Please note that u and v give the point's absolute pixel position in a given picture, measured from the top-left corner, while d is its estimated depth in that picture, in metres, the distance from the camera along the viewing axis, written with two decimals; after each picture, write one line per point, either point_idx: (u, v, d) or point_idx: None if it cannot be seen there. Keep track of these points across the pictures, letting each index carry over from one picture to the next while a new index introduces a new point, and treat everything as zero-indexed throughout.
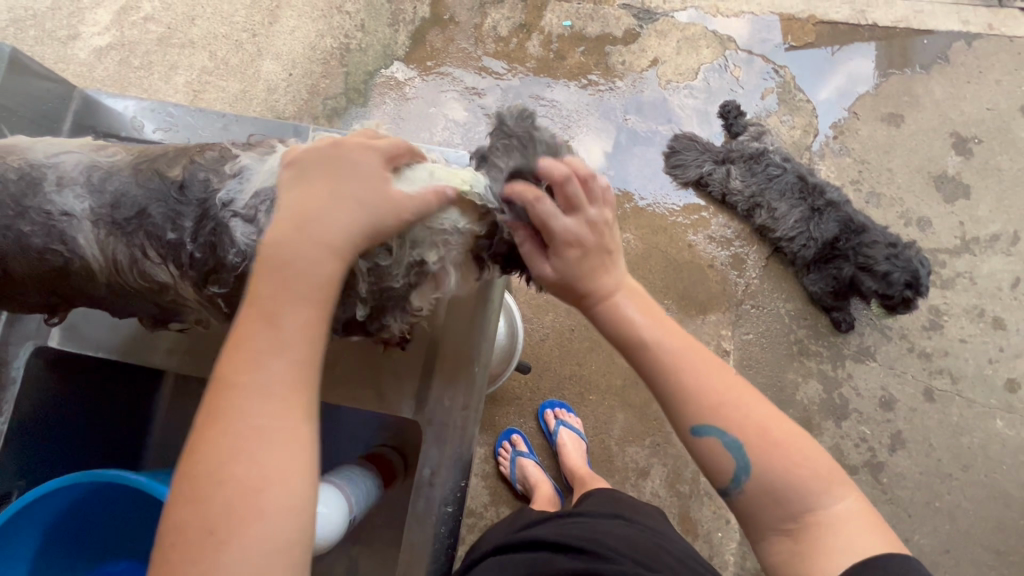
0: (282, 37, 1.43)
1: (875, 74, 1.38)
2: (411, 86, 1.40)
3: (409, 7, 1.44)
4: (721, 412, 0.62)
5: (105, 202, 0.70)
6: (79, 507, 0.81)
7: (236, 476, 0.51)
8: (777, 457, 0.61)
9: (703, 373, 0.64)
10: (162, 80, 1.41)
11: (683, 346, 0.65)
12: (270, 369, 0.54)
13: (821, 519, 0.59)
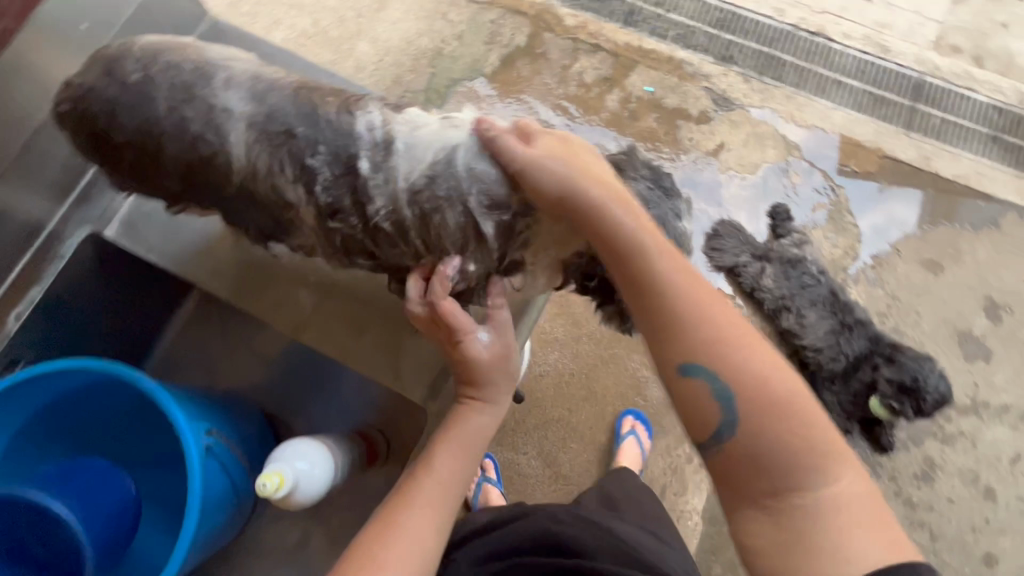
0: (384, 26, 1.50)
1: (916, 222, 1.41)
2: (488, 103, 1.46)
3: (508, 33, 1.51)
4: (716, 355, 0.67)
5: (264, 112, 0.73)
6: (77, 397, 0.83)
7: (379, 553, 0.72)
8: (767, 415, 0.65)
9: (710, 319, 0.68)
10: (262, 32, 1.47)
11: (689, 288, 0.70)
12: (435, 476, 0.79)
13: (807, 500, 0.64)
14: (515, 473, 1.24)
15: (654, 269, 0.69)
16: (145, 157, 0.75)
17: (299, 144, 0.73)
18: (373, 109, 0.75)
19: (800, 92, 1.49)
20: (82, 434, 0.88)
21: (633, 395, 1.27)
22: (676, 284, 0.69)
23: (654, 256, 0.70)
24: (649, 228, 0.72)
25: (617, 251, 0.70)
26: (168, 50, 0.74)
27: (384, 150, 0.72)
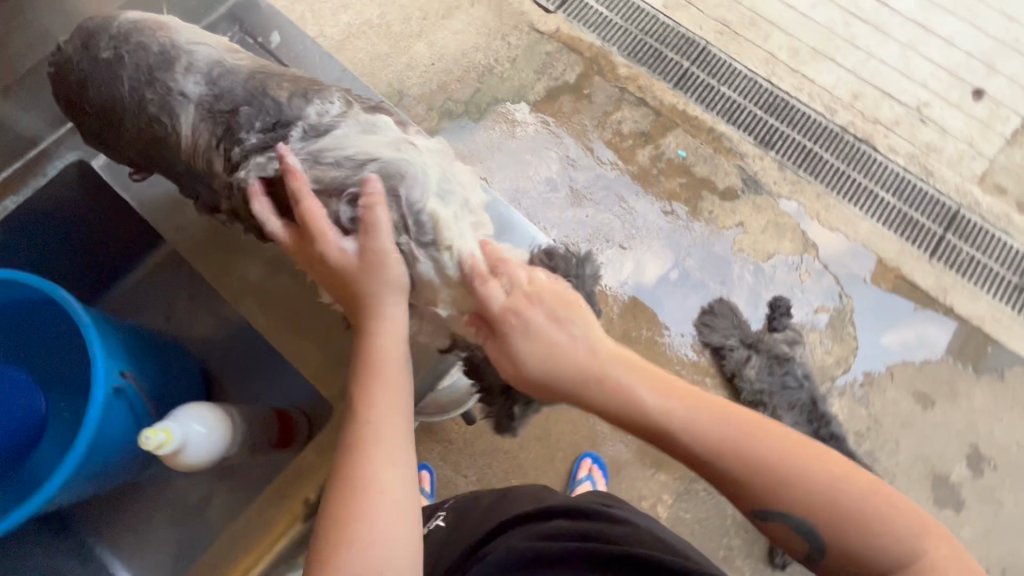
0: (445, 33, 1.55)
1: (943, 349, 1.37)
2: (523, 129, 1.49)
3: (560, 68, 1.54)
4: (781, 490, 0.61)
5: (216, 92, 0.77)
6: (6, 310, 0.76)
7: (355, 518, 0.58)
8: (847, 521, 0.59)
9: (750, 455, 0.63)
10: (331, 12, 1.54)
11: (718, 419, 0.65)
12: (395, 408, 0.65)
13: (929, 566, 0.56)
14: (449, 493, 1.23)
15: (675, 424, 0.65)
16: (110, 128, 0.84)
17: (236, 121, 0.76)
18: (321, 98, 0.77)
19: (831, 193, 1.47)
20: (4, 350, 0.81)
21: (587, 448, 1.26)
22: (700, 429, 0.64)
23: (665, 408, 0.66)
24: (642, 370, 0.69)
25: (629, 415, 0.67)
26: (142, 26, 0.81)
27: (310, 132, 0.74)
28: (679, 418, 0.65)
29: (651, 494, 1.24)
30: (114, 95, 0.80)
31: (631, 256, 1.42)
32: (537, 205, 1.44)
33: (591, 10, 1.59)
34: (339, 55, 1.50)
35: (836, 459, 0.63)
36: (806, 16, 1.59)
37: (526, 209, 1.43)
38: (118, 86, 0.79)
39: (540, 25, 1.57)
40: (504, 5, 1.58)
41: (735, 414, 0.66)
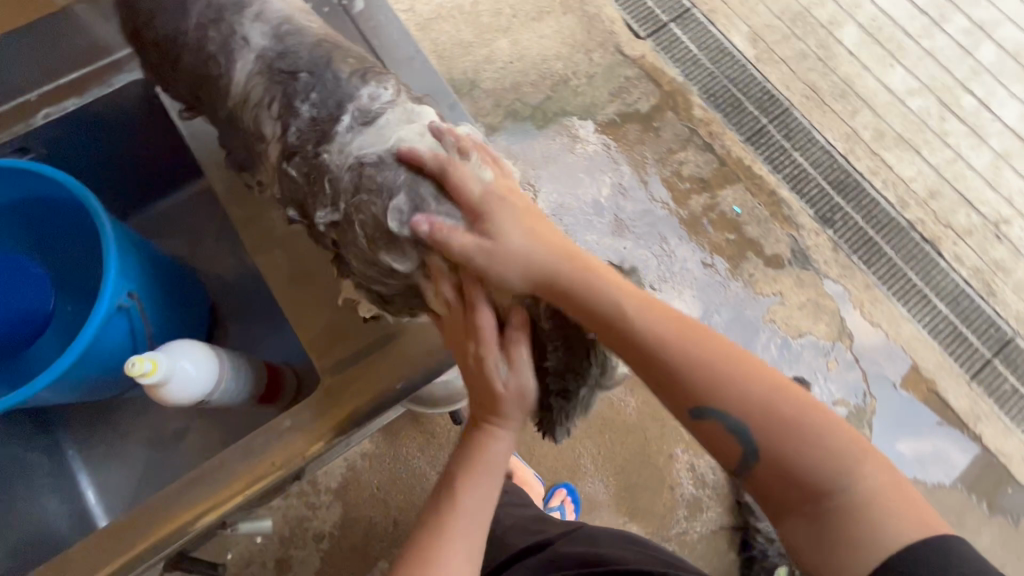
0: (531, 34, 1.55)
1: (962, 477, 1.29)
2: (583, 146, 1.47)
3: (635, 95, 1.52)
4: (727, 394, 0.60)
5: (279, 50, 0.69)
6: (47, 208, 0.77)
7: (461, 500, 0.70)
8: (790, 432, 0.58)
9: (691, 359, 0.61)
10: None
11: (669, 324, 0.62)
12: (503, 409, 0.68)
13: (845, 499, 0.55)
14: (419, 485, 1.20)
15: (621, 319, 0.61)
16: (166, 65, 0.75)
17: (291, 87, 0.67)
18: (380, 80, 0.68)
19: (882, 287, 1.41)
20: (39, 247, 0.82)
21: (565, 478, 1.23)
22: (648, 331, 0.61)
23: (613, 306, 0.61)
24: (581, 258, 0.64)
25: (578, 303, 0.61)
26: None
27: (360, 119, 0.65)
28: (626, 318, 0.61)
29: None
30: (167, 32, 0.72)
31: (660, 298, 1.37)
32: (578, 224, 1.41)
33: (682, 46, 1.57)
34: (424, 33, 1.52)
35: (766, 369, 0.62)
36: (900, 101, 1.52)
37: (565, 226, 1.41)
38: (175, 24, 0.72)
39: (627, 49, 1.55)
40: (596, 21, 1.57)
41: (678, 322, 0.63)
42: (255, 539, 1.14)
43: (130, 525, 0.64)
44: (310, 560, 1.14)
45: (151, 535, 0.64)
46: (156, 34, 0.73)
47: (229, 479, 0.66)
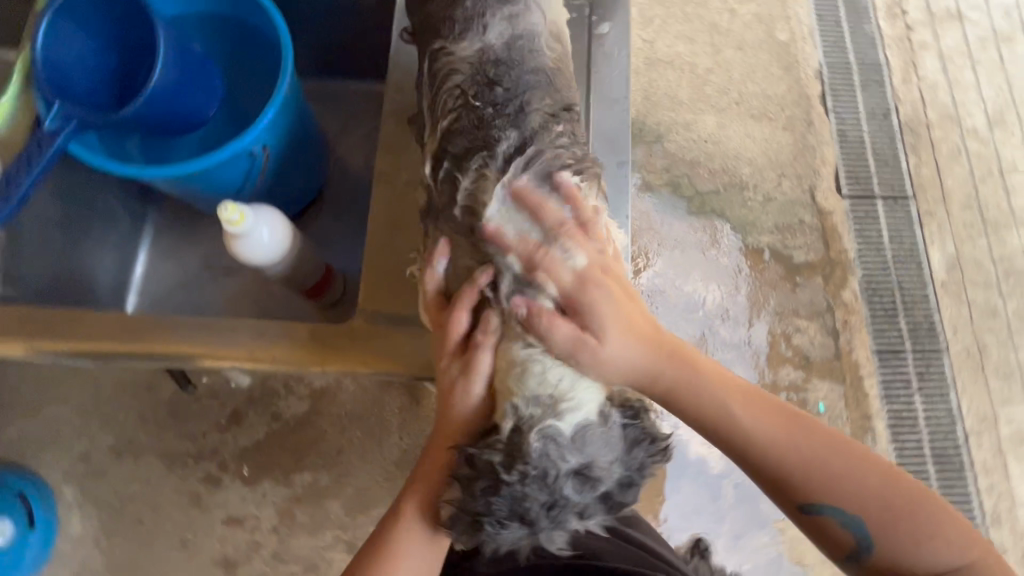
0: (739, 127, 1.49)
1: None
2: (716, 254, 1.40)
3: (796, 243, 1.42)
4: (838, 490, 0.62)
5: (504, 54, 0.66)
6: (264, 40, 0.87)
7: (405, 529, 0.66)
8: (895, 518, 0.62)
9: (791, 450, 0.63)
10: (675, 34, 1.53)
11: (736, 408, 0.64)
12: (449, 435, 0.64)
13: (932, 532, 0.61)
14: (378, 434, 1.22)
15: (723, 411, 0.64)
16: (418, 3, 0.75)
17: (485, 95, 0.65)
18: (563, 127, 0.66)
19: None
20: (230, 61, 0.91)
21: None
22: (756, 428, 0.63)
23: (698, 386, 0.64)
24: (636, 332, 0.63)
25: (679, 389, 0.64)
26: None
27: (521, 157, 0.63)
28: (727, 406, 0.63)
29: None
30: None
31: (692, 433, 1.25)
32: (663, 319, 1.36)
33: (875, 228, 1.44)
34: (648, 69, 1.50)
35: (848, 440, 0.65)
36: None
37: (650, 312, 1.37)
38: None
39: (819, 197, 1.46)
40: (808, 154, 1.49)
41: (767, 410, 0.64)
42: (230, 384, 1.21)
43: (162, 325, 0.70)
44: (258, 430, 1.21)
45: (127, 342, 0.69)
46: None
47: (241, 342, 0.70)
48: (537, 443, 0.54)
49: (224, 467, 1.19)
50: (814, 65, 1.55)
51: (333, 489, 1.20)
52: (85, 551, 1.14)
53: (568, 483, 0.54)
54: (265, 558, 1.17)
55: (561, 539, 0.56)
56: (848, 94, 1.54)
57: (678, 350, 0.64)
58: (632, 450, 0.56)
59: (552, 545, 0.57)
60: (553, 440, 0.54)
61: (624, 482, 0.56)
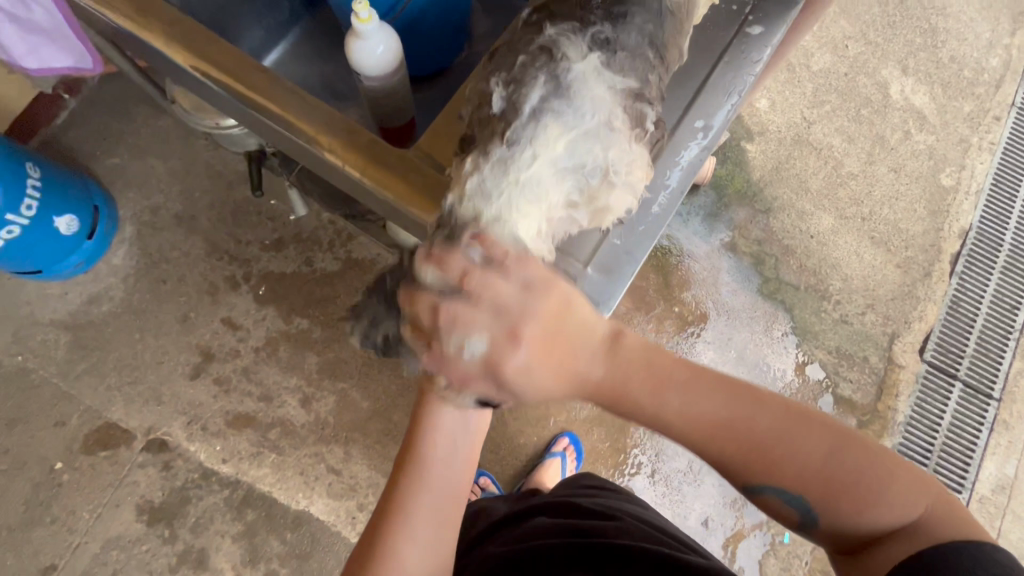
0: (854, 242, 1.41)
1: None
2: (762, 342, 1.37)
3: (849, 375, 1.36)
4: (780, 475, 0.48)
5: None
6: None
7: (399, 555, 0.56)
8: (848, 490, 0.48)
9: (726, 439, 0.48)
10: (840, 127, 1.48)
11: (642, 368, 0.45)
12: (439, 448, 0.56)
13: (879, 505, 0.47)
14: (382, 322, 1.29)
15: (651, 416, 0.46)
16: None
17: None
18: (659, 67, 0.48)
19: None
20: None
21: None
22: (680, 426, 0.47)
23: (622, 383, 0.45)
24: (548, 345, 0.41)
25: (612, 400, 0.46)
26: None
27: (599, 48, 0.44)
28: (654, 396, 0.46)
29: None
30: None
31: (649, 487, 1.27)
32: None
33: (939, 405, 1.34)
34: (794, 145, 1.46)
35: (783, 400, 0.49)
36: None
37: None
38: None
39: (897, 346, 1.37)
40: (909, 302, 1.39)
41: (696, 392, 0.47)
42: (290, 216, 1.33)
43: (243, 62, 0.59)
44: (290, 265, 1.31)
45: None
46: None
47: (305, 119, 0.58)
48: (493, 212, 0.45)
49: (248, 278, 1.30)
50: (964, 225, 1.44)
51: (319, 346, 1.28)
52: (112, 280, 1.28)
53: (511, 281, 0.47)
54: (237, 367, 1.26)
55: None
56: (984, 269, 1.42)
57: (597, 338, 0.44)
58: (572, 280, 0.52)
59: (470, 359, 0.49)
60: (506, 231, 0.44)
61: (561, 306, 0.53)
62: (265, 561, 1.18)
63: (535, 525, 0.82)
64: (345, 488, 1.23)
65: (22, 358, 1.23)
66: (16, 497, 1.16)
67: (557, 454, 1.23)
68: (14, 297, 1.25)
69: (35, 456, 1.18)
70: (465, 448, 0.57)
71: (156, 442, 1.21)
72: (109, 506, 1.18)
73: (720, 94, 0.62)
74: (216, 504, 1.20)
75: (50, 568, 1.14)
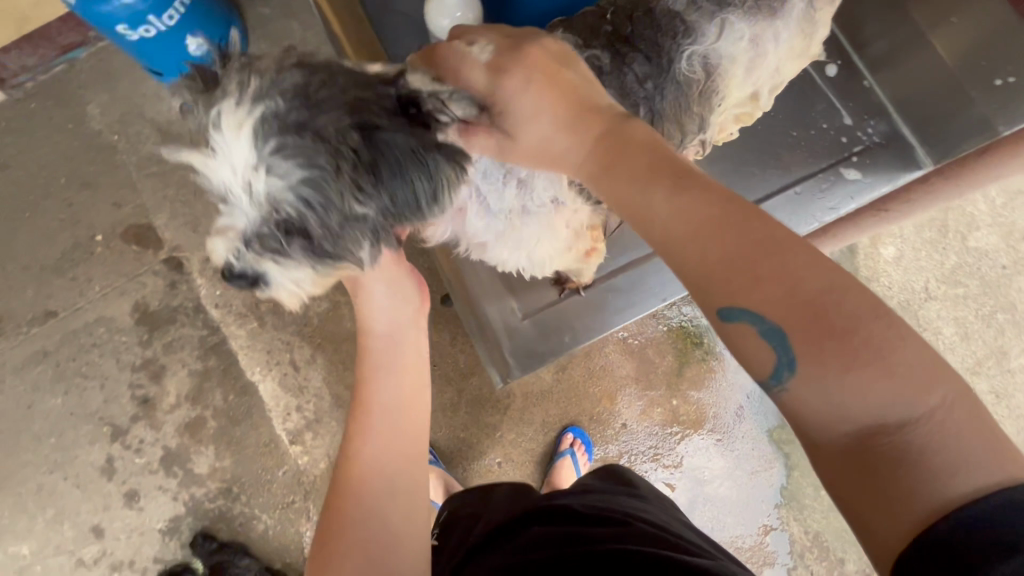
0: None
1: None
2: (744, 482, 1.25)
3: (811, 565, 1.23)
4: (759, 288, 0.44)
5: (641, 68, 0.83)
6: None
7: (366, 507, 0.65)
8: (835, 333, 0.41)
9: (702, 241, 0.47)
10: (960, 319, 1.27)
11: (630, 154, 0.53)
12: (383, 387, 0.73)
13: (877, 350, 0.41)
14: None
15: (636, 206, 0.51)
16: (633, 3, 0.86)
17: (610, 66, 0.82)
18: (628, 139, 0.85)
19: None
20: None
21: None
22: (662, 219, 0.49)
23: (611, 148, 0.55)
24: (554, 97, 0.57)
25: (612, 165, 0.54)
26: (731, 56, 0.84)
27: None
28: (638, 192, 0.51)
29: (322, 442, 1.28)
30: (656, 2, 0.84)
31: None
32: (636, 455, 1.25)
33: None
34: (896, 311, 1.27)
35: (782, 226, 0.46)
36: None
37: (644, 445, 1.26)
38: (651, 36, 0.83)
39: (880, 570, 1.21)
40: None
41: (684, 185, 0.49)
42: None
43: None
44: None
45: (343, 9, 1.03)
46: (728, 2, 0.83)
47: None
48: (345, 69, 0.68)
49: None
50: None
51: None
52: None
53: (295, 112, 0.65)
54: None
55: (243, 162, 0.66)
56: None
57: (612, 130, 0.56)
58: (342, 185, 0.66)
59: (226, 191, 0.70)
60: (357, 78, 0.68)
61: (323, 210, 0.68)
62: (203, 406, 1.28)
63: (530, 535, 0.71)
64: (296, 385, 1.29)
65: (115, 137, 1.36)
66: (57, 244, 1.33)
67: (568, 454, 1.20)
68: (132, 83, 1.38)
69: (87, 221, 1.34)
70: (401, 386, 0.74)
71: (175, 261, 1.32)
72: (116, 292, 1.31)
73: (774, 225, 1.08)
74: (191, 338, 1.30)
75: (52, 314, 1.30)
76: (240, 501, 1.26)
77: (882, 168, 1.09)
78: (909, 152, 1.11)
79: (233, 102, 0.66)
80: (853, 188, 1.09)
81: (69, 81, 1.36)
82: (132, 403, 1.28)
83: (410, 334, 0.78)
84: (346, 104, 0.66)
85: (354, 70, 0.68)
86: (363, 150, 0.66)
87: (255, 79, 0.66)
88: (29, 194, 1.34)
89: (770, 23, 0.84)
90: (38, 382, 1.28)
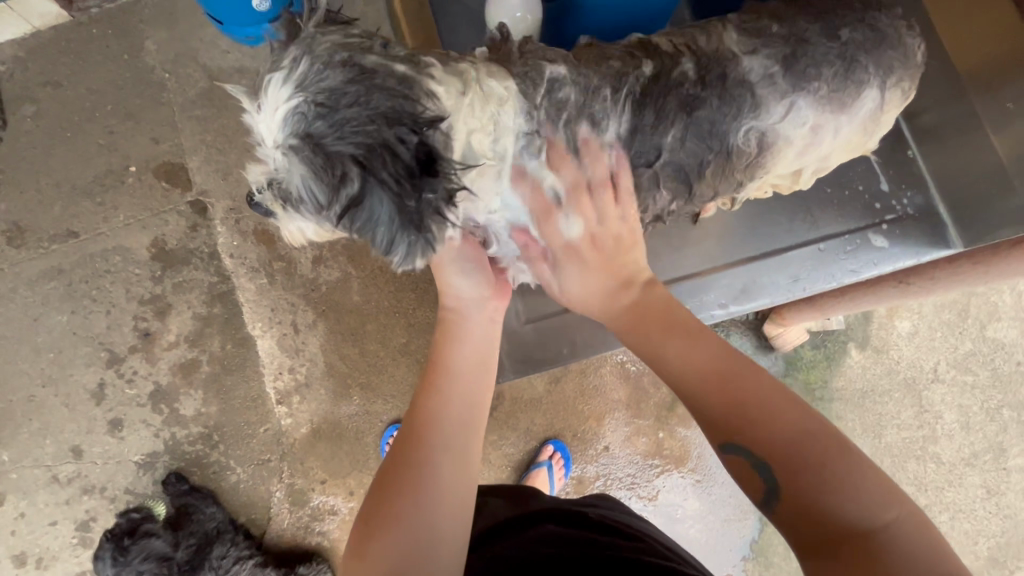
0: None
1: None
2: (716, 529, 1.24)
3: None
4: (750, 422, 0.59)
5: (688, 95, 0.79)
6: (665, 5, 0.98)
7: (423, 481, 0.65)
8: (811, 463, 0.55)
9: (709, 388, 0.64)
10: (964, 406, 1.24)
11: (659, 310, 0.76)
12: (462, 357, 0.78)
13: (838, 473, 0.54)
14: None
15: (656, 352, 0.72)
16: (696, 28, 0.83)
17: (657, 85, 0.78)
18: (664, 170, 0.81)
19: None
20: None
21: (369, 376, 1.30)
22: (677, 365, 0.68)
23: (644, 307, 0.77)
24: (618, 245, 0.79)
25: (641, 314, 0.77)
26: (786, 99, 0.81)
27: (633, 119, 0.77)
28: (658, 342, 0.72)
29: (307, 407, 1.29)
30: (739, 38, 0.81)
31: None
32: (613, 480, 1.25)
33: None
34: (900, 386, 1.25)
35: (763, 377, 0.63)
36: None
37: (623, 473, 1.25)
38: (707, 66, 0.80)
39: None
40: None
41: (692, 341, 0.70)
42: None
43: None
44: None
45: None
46: (806, 81, 0.81)
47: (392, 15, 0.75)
48: (391, 89, 0.63)
49: None
50: None
51: None
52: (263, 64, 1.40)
53: (320, 121, 0.62)
54: None
55: (269, 138, 0.66)
56: None
57: (644, 292, 0.79)
58: (333, 207, 0.66)
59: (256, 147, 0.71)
60: (397, 117, 0.63)
61: (314, 214, 0.68)
62: (200, 350, 1.30)
63: (538, 532, 0.71)
64: (293, 347, 1.30)
65: (165, 76, 1.39)
66: (92, 168, 1.35)
67: (545, 466, 1.20)
68: (192, 27, 1.40)
69: (123, 151, 1.36)
70: (472, 364, 0.78)
71: (200, 205, 1.34)
72: (139, 224, 1.34)
73: (789, 277, 1.08)
74: (201, 282, 1.32)
75: (73, 234, 1.33)
76: (218, 449, 1.28)
77: (909, 238, 1.08)
78: (942, 229, 1.09)
79: (280, 82, 0.65)
80: (877, 255, 1.07)
81: (134, 14, 1.39)
82: (133, 335, 1.30)
83: (476, 316, 0.82)
84: (368, 135, 0.62)
85: (399, 105, 0.63)
86: (357, 189, 0.63)
87: (308, 67, 0.64)
88: (74, 115, 1.37)
89: (835, 116, 0.83)
90: (49, 297, 1.31)
